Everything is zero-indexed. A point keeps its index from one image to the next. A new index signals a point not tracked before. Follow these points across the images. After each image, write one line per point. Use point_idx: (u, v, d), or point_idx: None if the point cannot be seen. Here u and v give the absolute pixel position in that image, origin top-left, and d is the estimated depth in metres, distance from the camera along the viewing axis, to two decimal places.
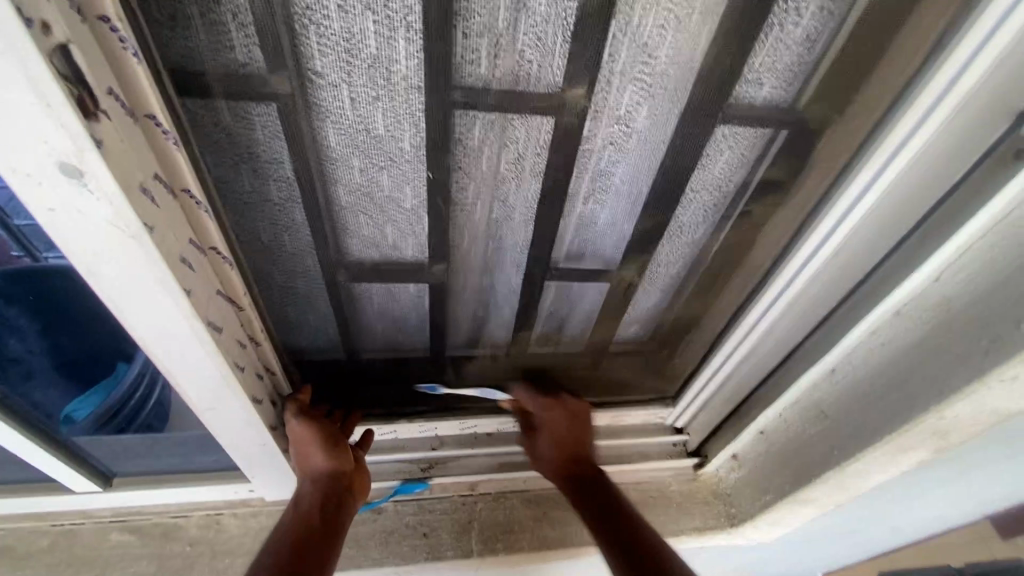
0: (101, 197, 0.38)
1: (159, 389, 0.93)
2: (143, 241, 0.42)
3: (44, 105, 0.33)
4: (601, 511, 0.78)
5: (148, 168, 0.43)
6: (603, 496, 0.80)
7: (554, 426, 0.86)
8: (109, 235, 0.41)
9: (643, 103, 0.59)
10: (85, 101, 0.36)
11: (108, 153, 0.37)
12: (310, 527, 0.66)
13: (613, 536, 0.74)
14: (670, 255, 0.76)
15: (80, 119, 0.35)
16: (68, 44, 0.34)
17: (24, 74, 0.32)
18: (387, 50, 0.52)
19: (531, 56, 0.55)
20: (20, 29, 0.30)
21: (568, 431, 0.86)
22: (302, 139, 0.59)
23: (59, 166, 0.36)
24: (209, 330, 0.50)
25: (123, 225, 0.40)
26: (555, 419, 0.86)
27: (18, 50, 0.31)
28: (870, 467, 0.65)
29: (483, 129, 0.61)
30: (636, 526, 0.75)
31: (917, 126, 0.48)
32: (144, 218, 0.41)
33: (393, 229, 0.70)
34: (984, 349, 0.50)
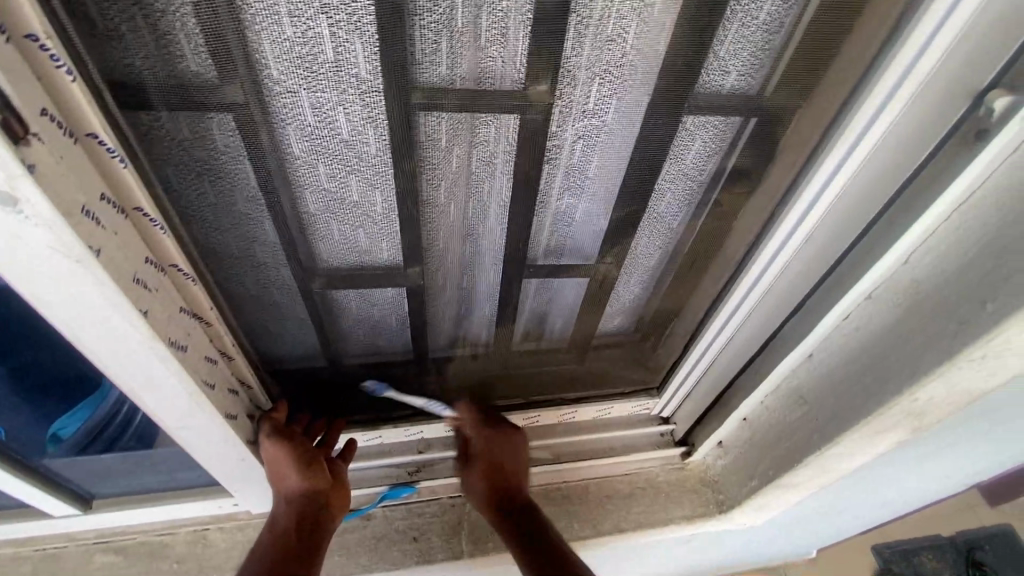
0: (39, 224, 0.37)
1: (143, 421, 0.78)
2: (89, 265, 0.41)
3: None
4: (523, 539, 0.76)
5: (93, 189, 0.41)
6: (528, 526, 0.79)
7: (486, 451, 0.85)
8: (54, 260, 0.40)
9: (610, 96, 0.58)
10: (11, 126, 0.34)
11: (42, 178, 0.36)
12: (286, 548, 0.65)
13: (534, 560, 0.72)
14: (648, 247, 0.76)
15: (7, 145, 0.34)
16: None
17: None
18: (343, 54, 0.51)
19: (494, 51, 0.54)
20: None
21: (499, 459, 0.85)
22: (264, 148, 0.57)
23: None
24: (172, 350, 0.49)
25: (67, 250, 0.39)
26: (486, 445, 0.85)
27: None
28: (849, 450, 0.66)
29: (450, 128, 0.60)
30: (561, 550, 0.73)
31: (877, 112, 0.47)
32: (89, 241, 0.40)
33: (365, 235, 0.69)
34: (953, 330, 0.50)
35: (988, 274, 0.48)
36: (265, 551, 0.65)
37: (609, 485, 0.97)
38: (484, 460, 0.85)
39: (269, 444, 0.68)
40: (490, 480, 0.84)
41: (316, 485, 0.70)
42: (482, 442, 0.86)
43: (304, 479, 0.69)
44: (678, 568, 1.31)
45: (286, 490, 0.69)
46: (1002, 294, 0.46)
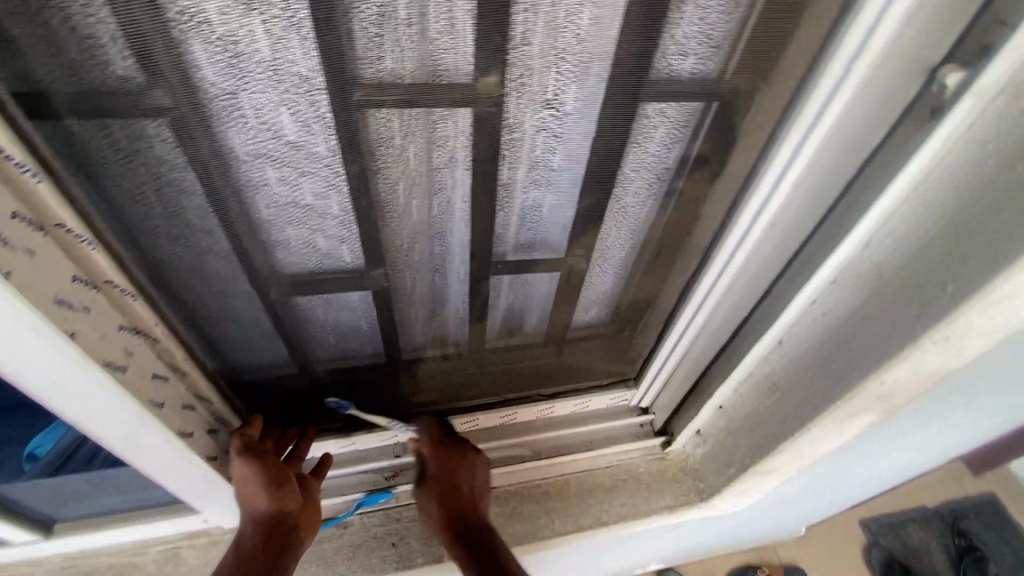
0: None
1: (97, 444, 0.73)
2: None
3: None
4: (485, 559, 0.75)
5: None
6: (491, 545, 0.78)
7: (451, 468, 0.82)
8: None
9: (568, 86, 0.56)
10: None
11: None
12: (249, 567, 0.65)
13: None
14: (617, 237, 0.75)
15: None
16: None
17: None
18: (279, 52, 0.48)
19: (445, 43, 0.51)
20: None
21: (462, 476, 0.82)
22: (206, 155, 0.55)
23: None
24: (107, 372, 0.47)
25: None
26: (445, 462, 0.83)
27: None
28: (820, 434, 0.65)
29: (403, 125, 0.57)
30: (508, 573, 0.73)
31: (830, 95, 0.46)
32: None
33: (324, 239, 0.67)
34: (914, 312, 0.49)
35: (948, 254, 0.47)
36: (228, 572, 0.65)
37: (590, 480, 0.96)
38: (449, 478, 0.82)
39: (240, 463, 0.67)
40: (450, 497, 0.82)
41: (285, 506, 0.70)
42: (444, 459, 0.83)
43: (272, 501, 0.69)
44: (668, 554, 1.31)
45: (254, 510, 0.69)
46: (961, 274, 0.45)
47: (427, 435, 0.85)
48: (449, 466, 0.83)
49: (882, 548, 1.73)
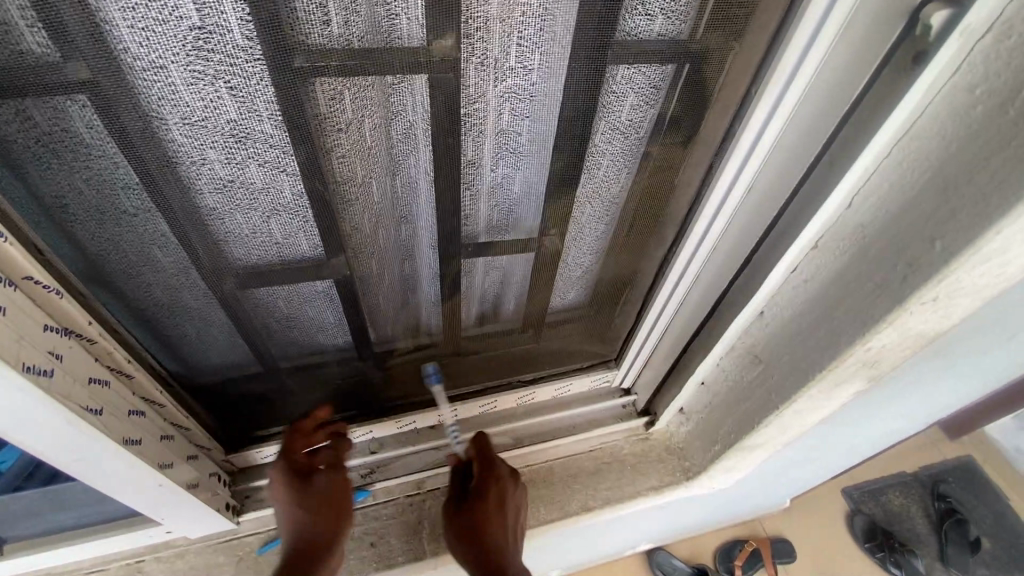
0: None
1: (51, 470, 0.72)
2: None
3: None
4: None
5: None
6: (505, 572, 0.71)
7: (500, 484, 0.78)
8: None
9: (532, 52, 0.53)
10: None
11: None
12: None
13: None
14: (591, 213, 0.72)
15: None
16: None
17: None
18: (207, 17, 0.43)
19: (396, 6, 0.47)
20: None
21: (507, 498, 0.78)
22: (136, 137, 0.50)
23: None
24: (34, 379, 0.42)
25: None
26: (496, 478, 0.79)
27: None
28: (806, 406, 0.63)
29: (355, 97, 0.53)
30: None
31: (805, 45, 0.43)
32: None
33: (279, 226, 0.62)
34: (903, 273, 0.47)
35: (934, 211, 0.44)
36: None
37: (575, 465, 0.94)
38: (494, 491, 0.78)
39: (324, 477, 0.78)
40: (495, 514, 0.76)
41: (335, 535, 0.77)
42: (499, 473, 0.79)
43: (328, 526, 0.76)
44: (658, 534, 1.31)
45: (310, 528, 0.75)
46: (951, 231, 0.42)
47: (482, 447, 0.81)
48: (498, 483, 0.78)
49: (864, 515, 1.76)
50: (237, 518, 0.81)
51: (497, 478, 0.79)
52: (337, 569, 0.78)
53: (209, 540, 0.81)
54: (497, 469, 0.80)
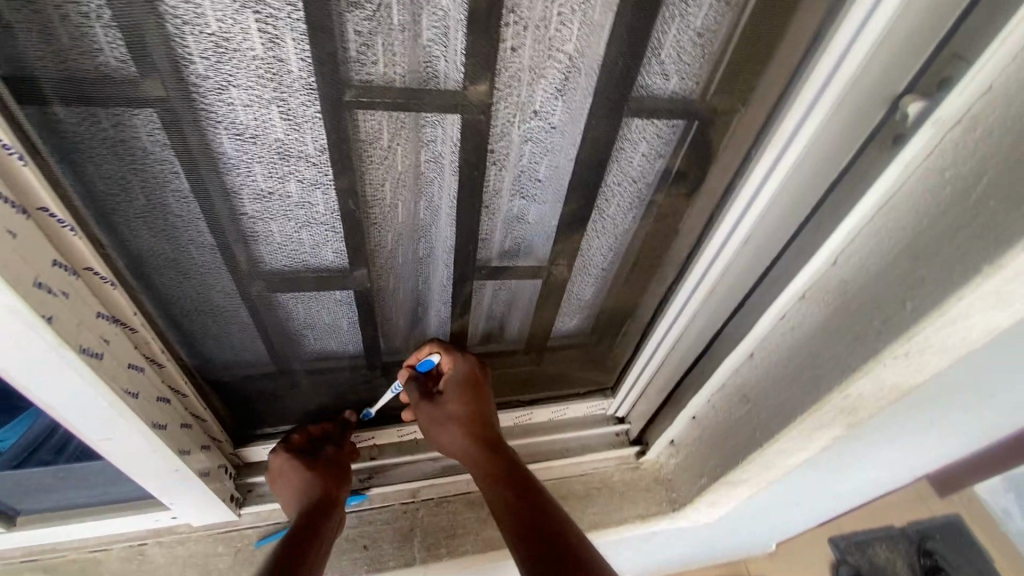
0: None
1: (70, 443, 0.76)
2: None
3: None
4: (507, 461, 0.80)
5: None
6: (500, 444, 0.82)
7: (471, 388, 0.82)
8: None
9: (557, 99, 0.58)
10: None
11: None
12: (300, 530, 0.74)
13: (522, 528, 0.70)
14: (599, 248, 0.76)
15: None
16: None
17: None
18: (272, 49, 0.49)
19: (434, 50, 0.52)
20: None
21: (483, 402, 0.84)
22: (192, 146, 0.55)
23: None
24: (85, 359, 0.46)
25: None
26: (465, 381, 0.83)
27: None
28: (790, 445, 0.67)
29: (391, 127, 0.58)
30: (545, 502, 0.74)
31: (803, 113, 0.48)
32: None
33: (309, 236, 0.67)
34: (878, 327, 0.50)
35: (909, 272, 0.48)
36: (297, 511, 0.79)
37: (565, 486, 0.96)
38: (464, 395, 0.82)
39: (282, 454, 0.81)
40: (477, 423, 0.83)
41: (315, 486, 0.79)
42: (464, 377, 0.83)
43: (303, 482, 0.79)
44: (641, 566, 1.31)
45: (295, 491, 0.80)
46: (920, 293, 0.46)
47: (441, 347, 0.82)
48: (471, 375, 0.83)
49: (849, 567, 1.76)
50: (238, 510, 0.82)
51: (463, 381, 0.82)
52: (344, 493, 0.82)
53: (213, 528, 0.83)
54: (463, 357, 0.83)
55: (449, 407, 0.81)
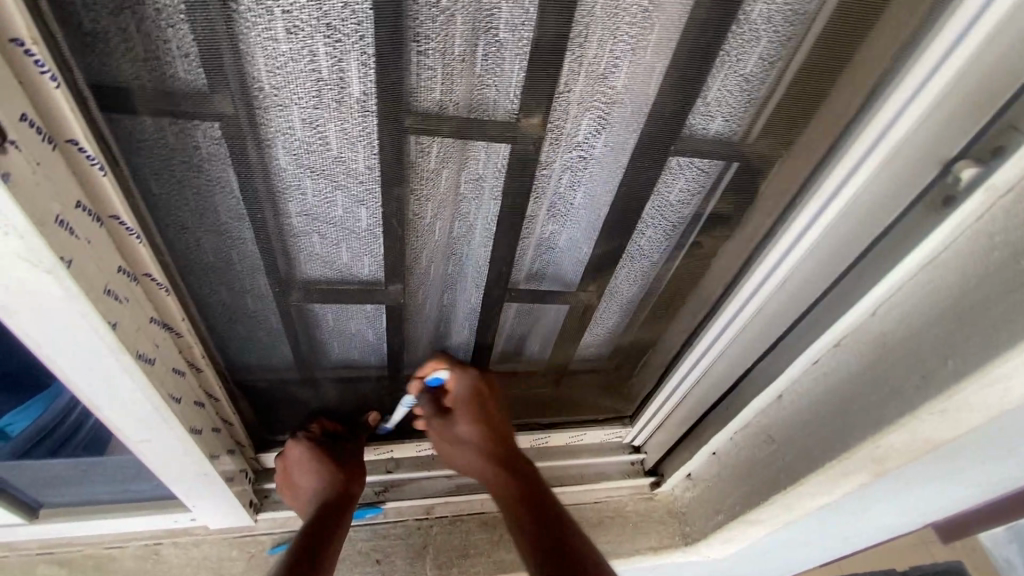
0: (9, 233, 0.35)
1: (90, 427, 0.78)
2: (59, 275, 0.39)
3: None
4: (522, 473, 0.81)
5: (68, 198, 0.40)
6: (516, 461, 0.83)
7: (475, 403, 0.83)
8: (19, 268, 0.38)
9: (601, 132, 0.59)
10: None
11: (16, 186, 0.34)
12: (319, 530, 0.73)
13: (545, 543, 0.71)
14: (628, 278, 0.77)
15: None
16: None
17: None
18: (336, 71, 0.51)
19: (489, 80, 0.54)
20: None
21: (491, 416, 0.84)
22: (248, 158, 0.56)
23: None
24: (140, 364, 0.47)
25: (31, 257, 0.37)
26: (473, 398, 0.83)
27: None
28: (815, 489, 0.67)
29: (441, 151, 0.59)
30: (563, 518, 0.75)
31: (853, 167, 0.49)
32: (60, 251, 0.38)
33: (347, 249, 0.68)
34: (917, 382, 0.51)
35: (954, 330, 0.49)
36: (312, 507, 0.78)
37: (576, 513, 0.94)
38: (471, 411, 0.83)
39: (302, 448, 0.80)
40: (488, 437, 0.83)
41: (333, 483, 0.79)
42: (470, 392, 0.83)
43: (321, 478, 0.79)
44: None
45: (312, 487, 0.79)
46: (963, 352, 0.47)
47: (447, 363, 0.81)
48: (482, 393, 0.83)
49: None
50: (255, 516, 0.83)
51: (466, 397, 0.83)
52: (358, 490, 0.81)
53: (228, 533, 0.83)
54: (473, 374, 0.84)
55: (459, 422, 0.82)
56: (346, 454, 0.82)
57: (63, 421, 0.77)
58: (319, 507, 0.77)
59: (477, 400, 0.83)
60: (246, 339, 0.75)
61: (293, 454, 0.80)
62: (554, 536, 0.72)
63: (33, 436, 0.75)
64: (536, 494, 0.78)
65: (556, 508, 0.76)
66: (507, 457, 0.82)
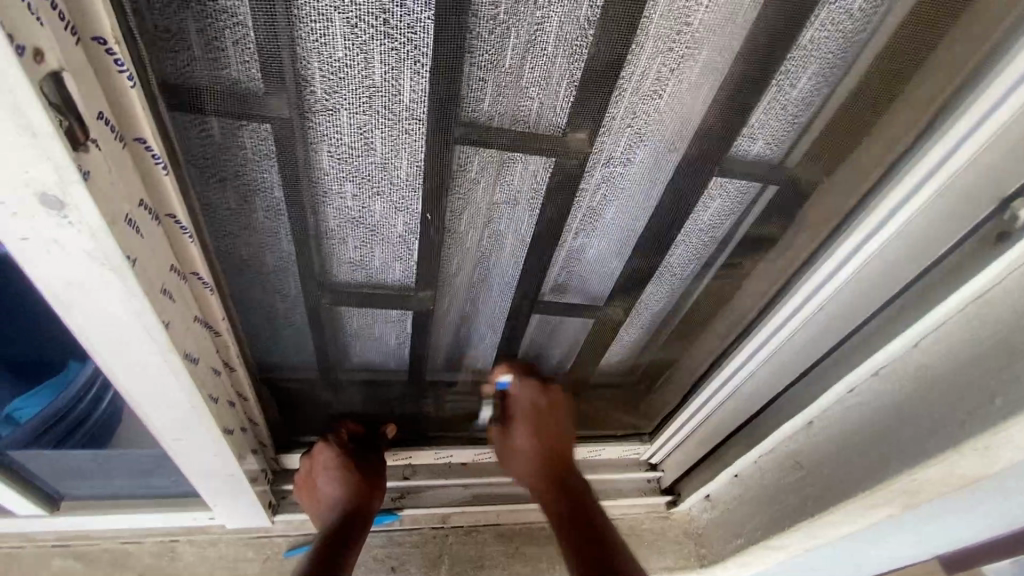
0: (82, 230, 0.38)
1: (97, 414, 0.81)
2: (122, 272, 0.41)
3: (30, 134, 0.32)
4: (569, 488, 0.78)
5: (134, 194, 0.42)
6: (569, 476, 0.80)
7: (539, 415, 0.83)
8: (87, 265, 0.40)
9: (640, 148, 0.58)
10: (76, 133, 0.35)
11: (93, 185, 0.37)
12: (337, 540, 0.71)
13: (583, 554, 0.68)
14: (655, 295, 0.77)
15: (67, 150, 0.34)
16: (61, 71, 0.33)
17: (10, 103, 0.31)
18: (389, 79, 0.51)
19: (533, 93, 0.53)
20: (10, 57, 0.29)
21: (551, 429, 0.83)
22: (294, 160, 0.56)
23: (38, 196, 0.36)
24: (184, 361, 0.50)
25: (104, 258, 0.40)
26: (535, 406, 0.83)
27: (8, 82, 0.30)
28: (844, 519, 0.66)
29: (482, 162, 0.59)
30: (605, 532, 0.71)
31: (899, 201, 0.51)
32: (126, 249, 0.41)
33: (381, 254, 0.68)
34: (961, 419, 0.52)
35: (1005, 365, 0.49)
36: (329, 517, 0.76)
37: None
38: (532, 423, 0.82)
39: (325, 455, 0.80)
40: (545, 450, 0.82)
41: (353, 494, 0.78)
42: (531, 402, 0.83)
43: (341, 487, 0.78)
44: None
45: (331, 496, 0.77)
46: (1014, 392, 0.48)
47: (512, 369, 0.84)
48: (542, 402, 0.83)
49: None
50: (272, 517, 0.82)
51: (529, 409, 0.83)
52: (377, 504, 0.80)
53: (242, 533, 0.83)
54: (534, 382, 0.84)
55: (517, 432, 0.82)
56: (368, 465, 0.81)
57: (71, 410, 0.79)
58: (339, 517, 0.75)
59: (536, 408, 0.83)
60: (272, 339, 0.75)
61: (315, 460, 0.80)
62: (596, 547, 0.68)
63: (42, 424, 0.77)
64: (580, 507, 0.76)
65: (601, 524, 0.73)
66: (560, 471, 0.80)
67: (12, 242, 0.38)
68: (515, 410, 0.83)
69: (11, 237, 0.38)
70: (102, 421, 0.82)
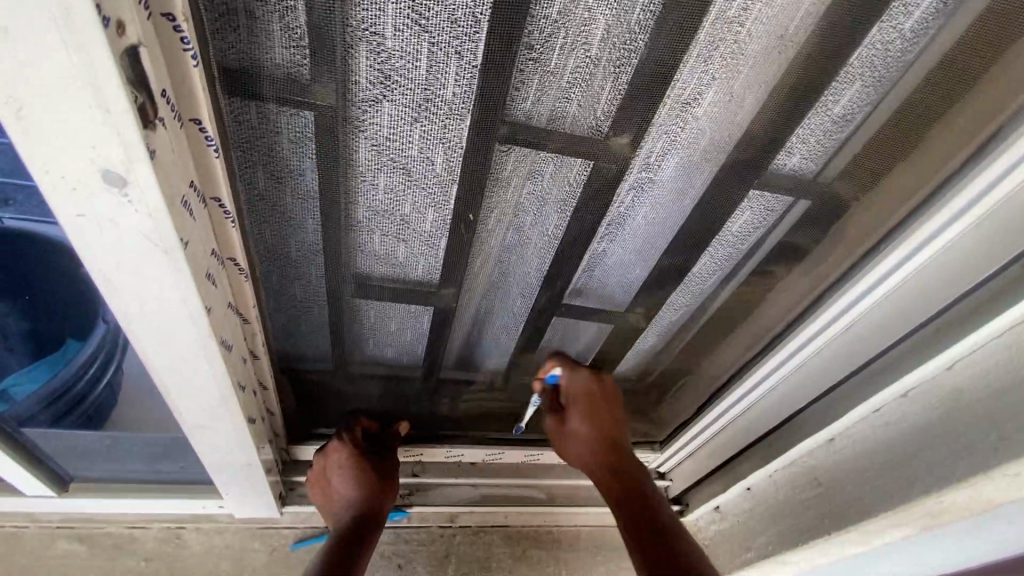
0: (141, 209, 0.38)
1: (98, 390, 0.84)
2: (173, 254, 0.41)
3: (104, 109, 0.32)
4: (628, 474, 0.75)
5: (188, 177, 0.42)
6: (628, 468, 0.76)
7: (592, 404, 0.79)
8: (140, 245, 0.40)
9: (675, 154, 0.58)
10: (146, 110, 0.35)
11: (158, 164, 0.37)
12: (351, 544, 0.72)
13: (644, 545, 0.66)
14: (676, 303, 0.76)
15: (139, 128, 0.34)
16: (139, 45, 0.33)
17: (90, 77, 0.31)
18: (436, 73, 0.50)
19: (574, 94, 0.52)
20: (98, 28, 0.29)
21: (607, 418, 0.79)
22: (331, 149, 0.55)
23: (102, 172, 0.35)
24: (219, 346, 0.50)
25: (158, 239, 0.40)
26: (587, 395, 0.79)
27: (93, 54, 0.30)
28: (862, 536, 0.68)
29: (517, 161, 0.58)
30: (670, 527, 0.68)
31: (945, 222, 0.52)
32: (179, 231, 0.41)
33: (407, 249, 0.67)
34: (993, 443, 0.54)
35: None
36: (344, 517, 0.77)
37: (599, 534, 0.97)
38: (587, 411, 0.78)
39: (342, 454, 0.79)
40: (604, 439, 0.78)
41: (368, 494, 0.78)
42: (584, 390, 0.79)
43: (356, 488, 0.77)
44: None
45: (347, 496, 0.78)
46: None
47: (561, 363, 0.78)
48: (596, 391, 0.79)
49: None
50: (279, 508, 0.83)
51: (581, 399, 0.79)
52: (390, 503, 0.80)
53: (250, 523, 0.83)
54: (590, 371, 0.80)
55: (573, 421, 0.79)
56: (383, 465, 0.81)
57: (73, 387, 0.81)
58: (353, 519, 0.76)
59: (589, 396, 0.79)
60: (287, 329, 0.74)
61: (332, 459, 0.79)
62: (660, 543, 0.65)
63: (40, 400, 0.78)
64: (641, 498, 0.72)
65: (667, 521, 0.69)
66: (617, 461, 0.77)
67: (65, 219, 0.38)
68: (568, 398, 0.80)
69: (67, 213, 0.37)
70: (100, 401, 0.86)
